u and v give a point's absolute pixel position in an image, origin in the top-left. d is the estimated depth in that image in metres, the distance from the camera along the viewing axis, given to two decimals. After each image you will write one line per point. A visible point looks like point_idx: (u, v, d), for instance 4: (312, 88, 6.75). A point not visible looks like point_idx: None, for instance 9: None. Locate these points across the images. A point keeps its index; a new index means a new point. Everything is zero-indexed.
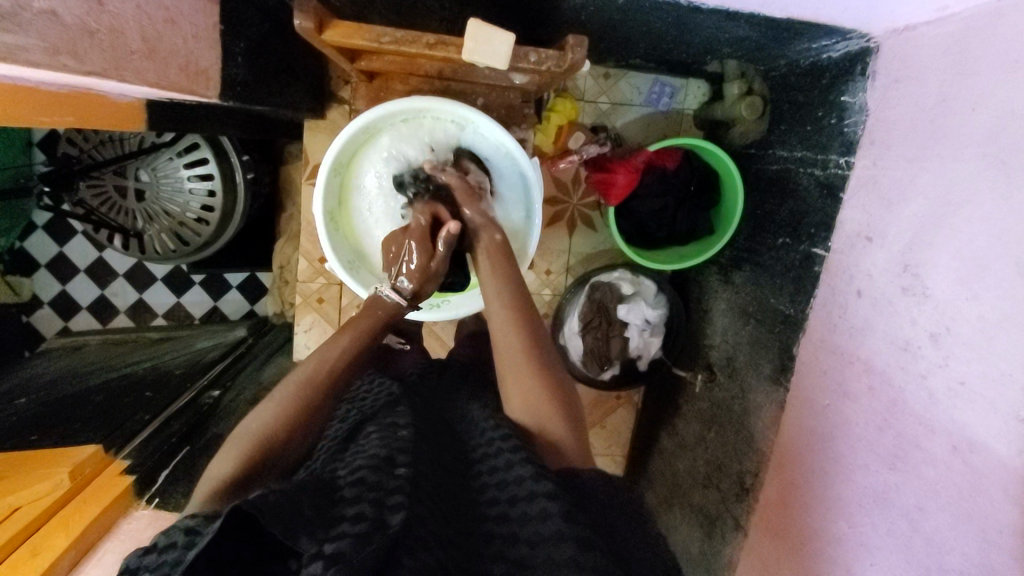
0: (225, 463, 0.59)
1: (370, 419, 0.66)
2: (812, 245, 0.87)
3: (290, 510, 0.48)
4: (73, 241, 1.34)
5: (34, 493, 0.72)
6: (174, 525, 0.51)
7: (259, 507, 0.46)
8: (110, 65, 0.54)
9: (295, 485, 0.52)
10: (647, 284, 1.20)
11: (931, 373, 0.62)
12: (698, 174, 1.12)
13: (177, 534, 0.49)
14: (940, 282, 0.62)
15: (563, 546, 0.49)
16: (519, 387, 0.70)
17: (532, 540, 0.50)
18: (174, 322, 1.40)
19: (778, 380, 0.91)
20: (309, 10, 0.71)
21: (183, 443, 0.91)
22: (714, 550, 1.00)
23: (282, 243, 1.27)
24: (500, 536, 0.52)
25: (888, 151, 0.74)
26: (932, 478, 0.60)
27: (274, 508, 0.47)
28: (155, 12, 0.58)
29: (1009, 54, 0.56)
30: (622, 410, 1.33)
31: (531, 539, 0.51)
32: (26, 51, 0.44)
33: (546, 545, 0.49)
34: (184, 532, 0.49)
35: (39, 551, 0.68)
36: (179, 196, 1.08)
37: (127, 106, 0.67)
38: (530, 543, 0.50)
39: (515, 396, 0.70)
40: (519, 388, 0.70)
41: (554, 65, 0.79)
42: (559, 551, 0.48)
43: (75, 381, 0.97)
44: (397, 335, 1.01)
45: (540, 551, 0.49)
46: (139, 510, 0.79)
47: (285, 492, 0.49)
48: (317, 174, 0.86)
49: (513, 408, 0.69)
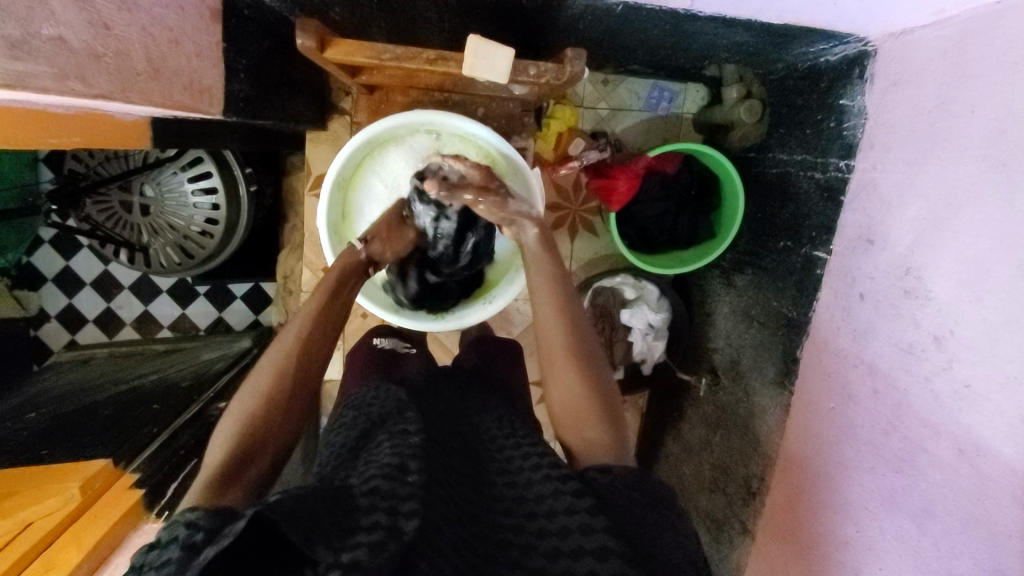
0: (218, 450, 0.63)
1: (380, 426, 0.66)
2: (814, 248, 0.88)
3: (308, 516, 0.48)
4: (79, 256, 1.35)
5: (46, 508, 0.73)
6: (175, 519, 0.51)
7: (279, 514, 0.47)
8: (116, 86, 0.55)
9: (309, 490, 0.52)
10: (649, 288, 1.19)
11: (936, 376, 0.62)
12: (697, 178, 1.14)
13: (179, 527, 0.49)
14: (944, 284, 0.62)
15: (582, 559, 0.50)
16: (563, 371, 0.71)
17: (551, 552, 0.51)
18: (179, 334, 1.40)
19: (782, 383, 0.91)
20: (311, 29, 0.72)
21: (191, 456, 0.91)
22: (722, 554, 1.01)
23: (286, 253, 1.28)
24: (517, 544, 0.53)
25: (888, 154, 0.74)
26: (938, 482, 0.61)
27: (293, 515, 0.47)
28: (159, 33, 0.59)
29: (1008, 56, 0.57)
30: (626, 416, 1.34)
31: (547, 552, 0.52)
32: (36, 77, 0.44)
33: (563, 559, 0.51)
34: (185, 527, 0.49)
35: (52, 566, 0.69)
36: (184, 210, 1.08)
37: (134, 125, 0.68)
38: (548, 556, 0.51)
39: (560, 375, 0.71)
40: (560, 373, 0.71)
41: (554, 78, 0.80)
42: (578, 566, 0.49)
43: (85, 395, 0.98)
44: (404, 340, 1.02)
45: (558, 563, 0.50)
46: (149, 524, 0.81)
47: (302, 499, 0.49)
48: (321, 190, 0.87)
49: (554, 387, 0.71)
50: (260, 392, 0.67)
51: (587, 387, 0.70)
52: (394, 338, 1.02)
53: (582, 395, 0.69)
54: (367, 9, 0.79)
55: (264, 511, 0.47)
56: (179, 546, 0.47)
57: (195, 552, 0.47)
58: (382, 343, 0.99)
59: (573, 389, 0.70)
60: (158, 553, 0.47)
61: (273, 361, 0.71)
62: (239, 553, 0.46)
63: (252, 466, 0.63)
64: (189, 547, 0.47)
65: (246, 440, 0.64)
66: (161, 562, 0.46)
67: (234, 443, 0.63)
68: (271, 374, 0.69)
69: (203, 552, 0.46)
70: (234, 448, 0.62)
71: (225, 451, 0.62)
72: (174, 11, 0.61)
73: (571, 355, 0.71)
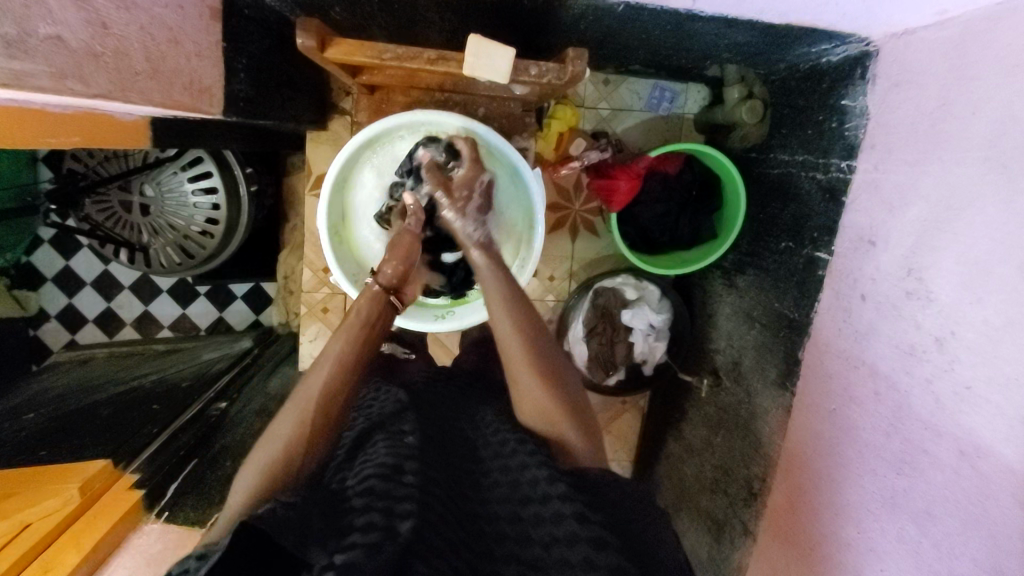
0: (242, 488, 0.60)
1: (378, 427, 0.66)
2: (815, 249, 0.87)
3: (300, 522, 0.49)
4: (79, 256, 1.35)
5: (45, 509, 0.73)
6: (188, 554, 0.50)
7: (269, 523, 0.48)
8: (115, 86, 0.54)
9: (305, 497, 0.53)
10: (650, 288, 1.19)
11: (937, 378, 0.62)
12: (699, 178, 1.13)
13: (190, 560, 0.49)
14: (945, 285, 0.62)
15: (577, 547, 0.49)
16: (528, 395, 0.70)
17: (547, 541, 0.51)
18: (180, 333, 1.40)
19: (784, 384, 0.91)
20: (311, 28, 0.72)
21: (190, 457, 0.91)
22: (723, 555, 1.00)
23: (287, 253, 1.28)
24: (512, 537, 0.53)
25: (890, 154, 0.74)
26: (940, 483, 0.60)
27: (283, 523, 0.48)
28: (158, 33, 0.59)
29: (1008, 57, 0.56)
30: (627, 416, 1.33)
31: (545, 540, 0.52)
32: (33, 76, 0.44)
33: (559, 546, 0.50)
34: (194, 560, 0.49)
35: (50, 568, 0.68)
36: (184, 210, 1.08)
37: (133, 125, 0.68)
38: (543, 545, 0.51)
39: (527, 401, 0.70)
40: (527, 395, 0.70)
41: (555, 78, 0.79)
42: (573, 553, 0.49)
43: (84, 395, 0.98)
44: (403, 343, 1.02)
45: (553, 552, 0.50)
46: (148, 525, 0.80)
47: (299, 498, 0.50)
48: (321, 190, 0.87)
49: (524, 413, 0.70)
50: (286, 438, 0.63)
51: (547, 386, 0.70)
52: (394, 340, 1.02)
53: (554, 412, 0.69)
54: (367, 9, 0.79)
55: (253, 524, 0.48)
56: (195, 559, 0.49)
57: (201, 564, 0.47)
58: (382, 346, 0.98)
59: (544, 408, 0.69)
60: None
61: (299, 401, 0.67)
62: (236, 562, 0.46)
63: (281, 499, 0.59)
64: (202, 556, 0.49)
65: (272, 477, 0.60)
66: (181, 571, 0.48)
67: (255, 486, 0.59)
68: (301, 413, 0.66)
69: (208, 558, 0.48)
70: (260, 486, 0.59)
71: (251, 488, 0.59)
72: (173, 11, 0.61)
73: (535, 373, 0.71)
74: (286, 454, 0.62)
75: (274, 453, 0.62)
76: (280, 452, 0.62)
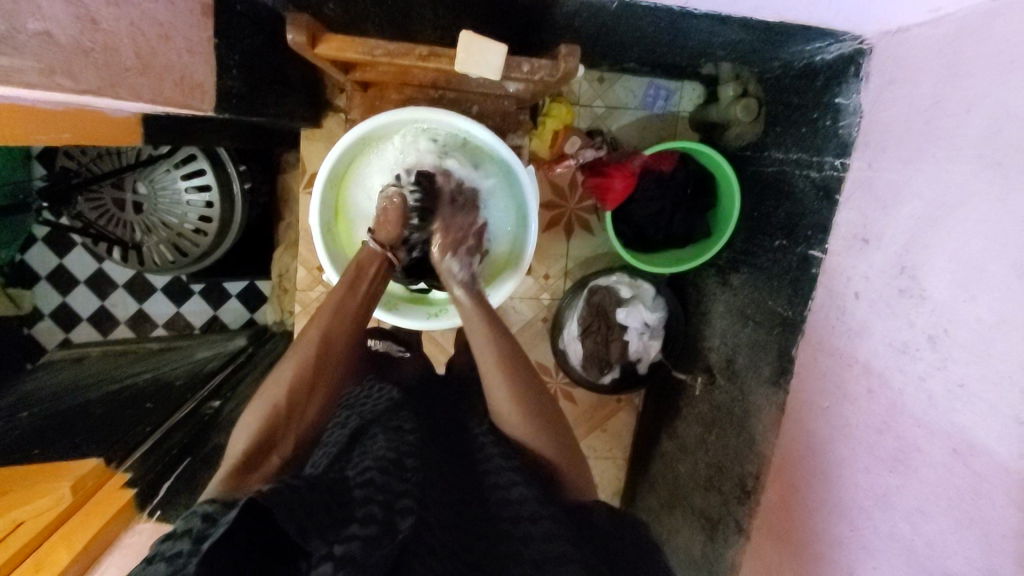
0: (241, 439, 0.63)
1: (373, 422, 0.66)
2: (809, 248, 0.88)
3: (304, 510, 0.47)
4: (72, 253, 1.34)
5: (38, 508, 0.74)
6: (191, 513, 0.50)
7: (275, 504, 0.46)
8: (104, 82, 0.54)
9: (306, 481, 0.51)
10: (646, 288, 1.19)
11: (930, 376, 0.62)
12: (694, 176, 1.13)
13: (196, 519, 0.48)
14: (938, 283, 0.62)
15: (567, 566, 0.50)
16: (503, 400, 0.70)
17: (538, 560, 0.51)
18: (174, 332, 1.40)
19: (778, 382, 0.91)
20: (302, 24, 0.72)
21: (183, 456, 0.91)
22: (717, 553, 1.00)
23: (281, 252, 1.28)
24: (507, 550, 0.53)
25: (883, 152, 0.74)
26: (932, 481, 0.61)
27: (290, 505, 0.47)
28: (149, 29, 0.59)
29: (1002, 55, 0.56)
30: (622, 414, 1.34)
31: (535, 558, 0.51)
32: (22, 72, 0.44)
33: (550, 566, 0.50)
34: (200, 519, 0.48)
35: (42, 566, 0.70)
36: (177, 207, 1.08)
37: (124, 122, 0.68)
38: (537, 563, 0.50)
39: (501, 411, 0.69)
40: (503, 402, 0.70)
41: (547, 75, 0.80)
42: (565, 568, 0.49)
43: (77, 394, 0.97)
44: (397, 343, 1.01)
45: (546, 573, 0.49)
46: (140, 524, 0.80)
47: (297, 490, 0.49)
48: (313, 187, 0.86)
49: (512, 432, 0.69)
50: (283, 388, 0.67)
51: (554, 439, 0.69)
52: (389, 340, 1.02)
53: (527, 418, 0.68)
54: (360, 6, 0.79)
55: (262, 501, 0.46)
56: (190, 539, 0.46)
57: (202, 540, 0.46)
58: (375, 344, 0.98)
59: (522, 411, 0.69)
60: (172, 544, 0.47)
61: (297, 353, 0.70)
62: (243, 548, 0.45)
63: (272, 460, 0.63)
64: (198, 539, 0.46)
65: (269, 431, 0.64)
66: (173, 554, 0.45)
67: (256, 433, 0.63)
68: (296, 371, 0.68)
69: (210, 536, 0.45)
70: (258, 439, 0.63)
71: (248, 441, 0.63)
72: (164, 7, 0.61)
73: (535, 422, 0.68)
74: (286, 403, 0.66)
75: (271, 407, 0.65)
76: (282, 396, 0.66)
